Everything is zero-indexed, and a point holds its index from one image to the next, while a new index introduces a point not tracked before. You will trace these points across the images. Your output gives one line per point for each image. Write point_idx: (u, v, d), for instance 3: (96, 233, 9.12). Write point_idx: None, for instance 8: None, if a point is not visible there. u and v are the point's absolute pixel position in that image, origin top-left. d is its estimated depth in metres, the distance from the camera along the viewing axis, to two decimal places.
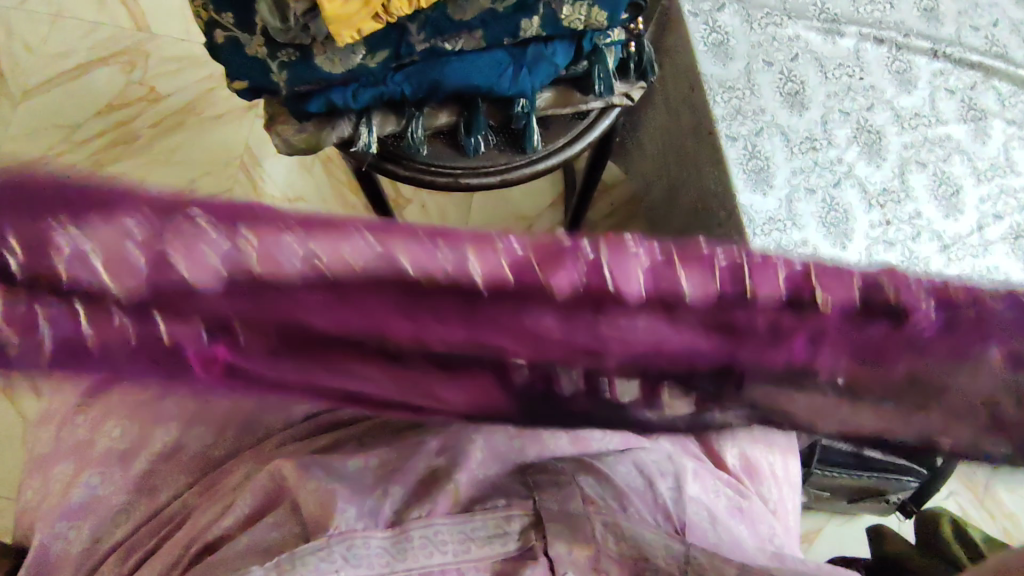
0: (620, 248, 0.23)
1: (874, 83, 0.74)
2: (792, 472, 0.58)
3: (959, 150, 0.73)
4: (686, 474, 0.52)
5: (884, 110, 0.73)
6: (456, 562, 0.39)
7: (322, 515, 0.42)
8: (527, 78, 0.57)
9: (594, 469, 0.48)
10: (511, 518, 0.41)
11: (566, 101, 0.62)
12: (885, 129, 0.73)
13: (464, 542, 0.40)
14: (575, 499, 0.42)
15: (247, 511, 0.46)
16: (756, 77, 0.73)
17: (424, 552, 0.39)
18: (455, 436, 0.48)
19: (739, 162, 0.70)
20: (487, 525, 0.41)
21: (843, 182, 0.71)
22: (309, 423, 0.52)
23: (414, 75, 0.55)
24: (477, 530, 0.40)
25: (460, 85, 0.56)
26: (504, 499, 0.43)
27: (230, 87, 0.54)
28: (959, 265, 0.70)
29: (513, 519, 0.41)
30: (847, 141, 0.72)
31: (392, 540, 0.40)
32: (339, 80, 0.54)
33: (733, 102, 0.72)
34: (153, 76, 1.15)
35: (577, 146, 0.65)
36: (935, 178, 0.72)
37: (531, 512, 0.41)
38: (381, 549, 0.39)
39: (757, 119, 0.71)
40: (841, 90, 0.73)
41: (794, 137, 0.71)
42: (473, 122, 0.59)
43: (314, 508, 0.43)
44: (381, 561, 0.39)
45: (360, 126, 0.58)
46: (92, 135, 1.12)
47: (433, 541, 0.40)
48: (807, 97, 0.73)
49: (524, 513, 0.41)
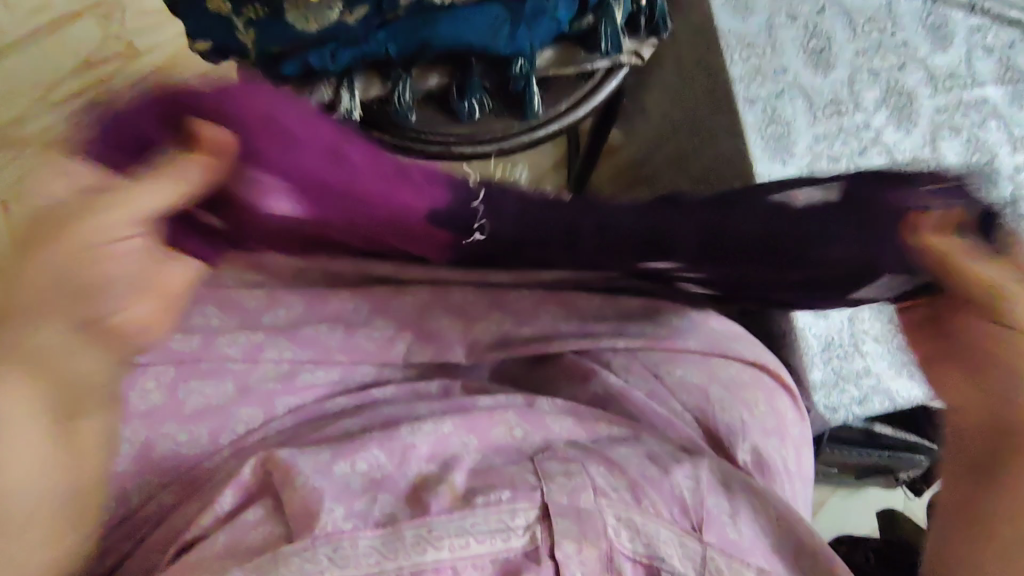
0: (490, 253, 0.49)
1: (907, 39, 0.67)
2: (804, 465, 0.55)
3: (995, 114, 0.67)
4: (703, 462, 0.48)
5: (916, 69, 0.67)
6: (452, 561, 0.39)
7: (307, 517, 0.38)
8: (524, 35, 0.52)
9: (597, 455, 0.46)
10: (516, 513, 0.41)
11: (569, 60, 0.57)
12: (916, 91, 0.67)
13: (463, 537, 0.39)
14: (585, 492, 0.43)
15: (230, 507, 0.41)
16: (777, 33, 0.66)
17: (418, 551, 0.38)
18: (446, 435, 0.45)
19: (756, 127, 0.64)
20: (489, 518, 0.40)
21: (868, 150, 0.65)
22: (292, 414, 0.47)
23: (399, 33, 0.50)
24: (477, 524, 0.40)
25: (451, 43, 0.50)
26: (509, 490, 0.42)
27: (194, 48, 0.50)
28: None
29: (518, 514, 0.41)
30: (875, 104, 0.66)
31: (384, 539, 0.39)
32: (314, 39, 0.49)
33: (752, 61, 0.66)
34: (132, 31, 1.08)
35: (580, 111, 0.59)
36: (969, 145, 0.66)
37: (538, 506, 0.42)
38: (371, 550, 0.38)
39: (778, 79, 0.65)
40: (870, 47, 0.67)
41: (816, 99, 0.66)
42: (467, 85, 0.54)
43: (300, 510, 0.39)
44: (372, 562, 0.38)
45: (340, 91, 0.52)
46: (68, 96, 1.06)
47: (427, 538, 0.39)
48: (833, 55, 0.67)
49: (531, 507, 0.41)
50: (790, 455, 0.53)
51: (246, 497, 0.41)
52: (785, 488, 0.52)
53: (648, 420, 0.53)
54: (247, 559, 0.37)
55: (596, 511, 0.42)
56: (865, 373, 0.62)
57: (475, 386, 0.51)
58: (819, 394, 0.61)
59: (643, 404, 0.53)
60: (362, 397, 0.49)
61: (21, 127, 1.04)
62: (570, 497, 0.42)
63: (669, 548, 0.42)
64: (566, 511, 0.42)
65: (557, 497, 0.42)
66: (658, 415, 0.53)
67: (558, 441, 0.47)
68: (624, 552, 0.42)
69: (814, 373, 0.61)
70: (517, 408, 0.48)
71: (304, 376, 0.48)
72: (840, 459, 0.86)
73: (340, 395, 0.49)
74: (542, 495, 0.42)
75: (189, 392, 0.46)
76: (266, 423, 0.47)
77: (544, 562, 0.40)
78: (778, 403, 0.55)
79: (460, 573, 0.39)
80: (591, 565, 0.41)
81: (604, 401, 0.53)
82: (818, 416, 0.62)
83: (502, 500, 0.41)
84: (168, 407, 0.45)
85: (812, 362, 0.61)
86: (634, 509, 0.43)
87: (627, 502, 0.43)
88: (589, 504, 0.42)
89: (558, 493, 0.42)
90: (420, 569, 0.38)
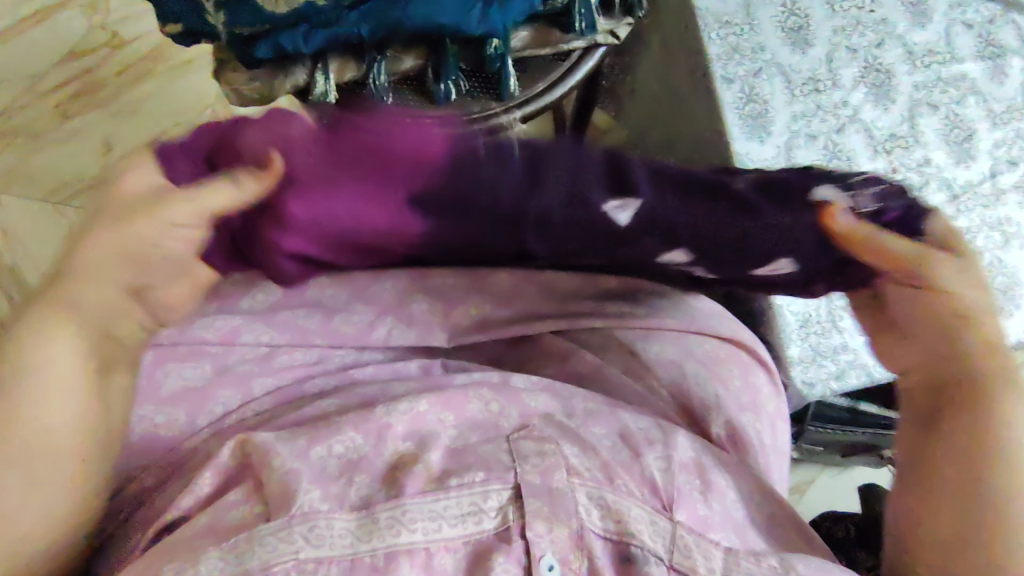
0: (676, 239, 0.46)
1: (886, 16, 0.68)
2: (778, 438, 0.55)
3: (974, 90, 0.67)
4: (676, 438, 0.49)
5: (895, 46, 0.67)
6: (425, 541, 0.39)
7: (283, 496, 0.39)
8: (497, 16, 0.52)
9: (571, 434, 0.47)
10: (488, 494, 0.42)
11: (544, 41, 0.58)
12: (895, 69, 0.67)
13: (435, 520, 0.40)
14: (557, 472, 0.43)
15: (208, 489, 0.41)
16: (756, 10, 0.66)
17: (392, 532, 0.39)
18: (421, 414, 0.45)
19: (734, 106, 0.65)
20: (462, 502, 0.41)
21: (847, 128, 0.65)
22: (271, 394, 0.48)
23: (370, 14, 0.50)
24: (450, 507, 0.40)
25: (422, 23, 0.51)
26: (484, 471, 0.43)
27: (167, 32, 0.50)
28: (968, 217, 0.66)
29: (490, 496, 0.42)
30: (854, 82, 0.66)
31: (359, 522, 0.39)
32: (286, 21, 0.50)
33: (731, 39, 0.66)
34: (118, 19, 1.08)
35: (557, 92, 0.58)
36: (946, 122, 0.66)
37: (511, 487, 0.42)
38: (345, 531, 0.39)
39: (756, 58, 0.66)
40: (849, 24, 0.67)
41: (795, 78, 0.66)
42: (442, 66, 0.54)
43: (277, 489, 0.39)
44: (345, 542, 0.38)
45: (316, 73, 0.53)
46: (56, 85, 1.06)
47: (400, 519, 0.39)
48: (812, 33, 0.67)
49: (503, 487, 0.42)
50: (764, 427, 0.54)
51: (225, 481, 0.42)
52: (761, 461, 0.53)
53: (625, 395, 0.53)
54: (224, 538, 0.37)
55: (567, 491, 0.43)
56: (843, 349, 0.62)
57: (454, 365, 0.53)
58: (797, 369, 0.62)
59: (618, 380, 0.54)
60: (341, 376, 0.50)
61: (9, 117, 1.04)
62: (542, 477, 0.43)
63: (639, 524, 0.43)
64: (539, 491, 0.42)
65: (529, 477, 0.43)
66: (634, 391, 0.54)
67: (535, 420, 0.48)
68: (595, 530, 0.42)
69: (791, 349, 0.62)
70: (491, 384, 0.49)
71: (283, 359, 0.50)
72: (823, 436, 0.87)
73: (319, 375, 0.50)
74: (515, 476, 0.43)
75: (167, 375, 0.46)
76: (245, 403, 0.48)
77: (515, 540, 0.41)
78: (753, 378, 0.55)
79: (432, 553, 0.39)
80: (563, 545, 0.41)
81: (582, 378, 0.54)
82: (796, 392, 0.63)
83: (475, 481, 0.42)
84: (146, 390, 0.46)
85: (788, 339, 0.62)
86: (606, 487, 0.44)
87: (599, 481, 0.44)
88: (564, 486, 0.43)
89: (531, 472, 0.43)
90: (394, 549, 0.38)
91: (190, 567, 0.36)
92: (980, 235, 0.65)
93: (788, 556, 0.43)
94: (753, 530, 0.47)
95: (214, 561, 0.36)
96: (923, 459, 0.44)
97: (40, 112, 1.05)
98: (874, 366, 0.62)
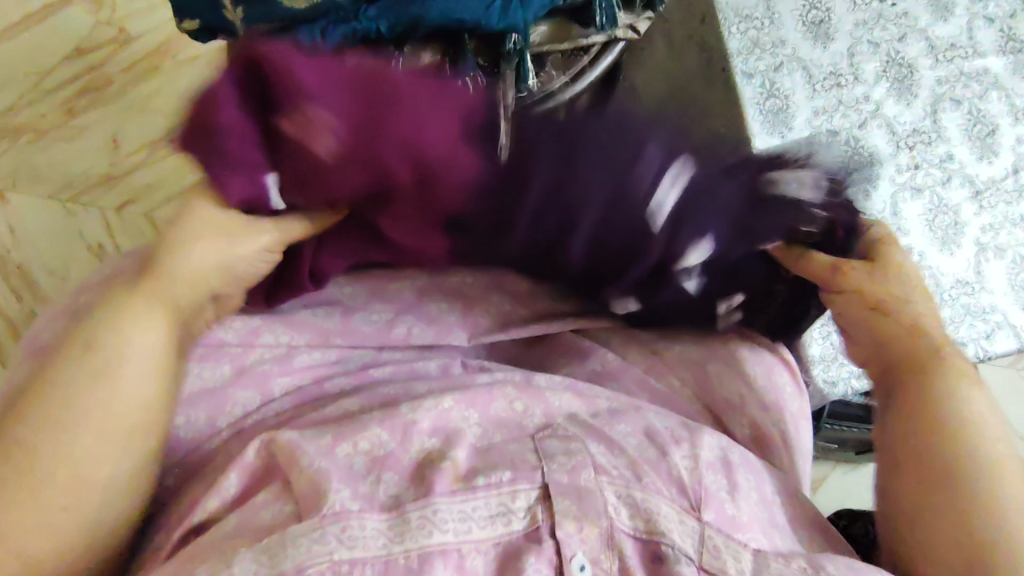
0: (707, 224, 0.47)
1: (908, 9, 0.66)
2: (803, 437, 0.54)
3: (998, 86, 0.66)
4: (704, 438, 0.48)
5: (917, 40, 0.66)
6: (457, 542, 0.39)
7: (314, 499, 0.38)
8: (518, 10, 0.51)
9: (596, 433, 0.46)
10: (516, 495, 0.41)
11: (563, 35, 0.57)
12: (917, 63, 0.66)
13: (465, 521, 0.39)
14: (585, 471, 0.43)
15: (233, 491, 0.40)
16: (776, 4, 0.65)
17: (423, 532, 0.38)
18: (446, 412, 0.45)
19: (753, 101, 0.64)
20: (490, 504, 0.40)
21: (869, 123, 0.64)
22: (290, 395, 0.48)
23: (390, 9, 0.49)
24: (478, 508, 0.40)
25: (443, 18, 0.50)
26: (510, 471, 0.42)
27: (180, 27, 0.49)
28: (991, 213, 0.65)
29: (518, 496, 0.41)
30: (876, 77, 0.65)
31: (390, 522, 0.39)
32: (304, 16, 0.48)
33: (750, 34, 0.65)
34: (123, 15, 1.07)
35: (576, 86, 0.59)
36: (970, 117, 0.65)
37: (539, 486, 0.42)
38: (377, 532, 0.38)
39: (777, 53, 0.65)
40: (870, 18, 0.66)
41: (816, 72, 0.65)
42: (461, 62, 0.52)
43: (307, 491, 0.38)
44: (378, 543, 0.38)
45: None
46: (61, 81, 1.04)
47: (431, 519, 0.39)
48: (833, 27, 0.66)
49: (532, 487, 0.42)
50: (791, 429, 0.53)
51: (251, 481, 0.41)
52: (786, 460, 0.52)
53: (648, 396, 0.52)
54: (254, 540, 0.37)
55: (596, 490, 0.42)
56: None
57: (475, 364, 0.51)
58: (818, 368, 0.61)
59: (641, 380, 0.53)
60: (360, 376, 0.49)
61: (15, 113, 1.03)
62: (570, 477, 0.42)
63: (669, 524, 0.42)
64: (567, 490, 0.42)
65: (557, 476, 0.42)
66: (658, 391, 0.52)
67: (556, 424, 0.46)
68: (624, 530, 0.42)
69: (813, 348, 0.61)
70: (516, 383, 0.48)
71: (303, 359, 0.49)
72: (838, 433, 0.87)
73: (338, 374, 0.49)
74: (543, 475, 0.42)
75: (187, 375, 0.46)
76: (265, 404, 0.47)
77: (545, 540, 0.40)
78: (778, 376, 0.54)
79: (464, 554, 0.39)
80: (593, 543, 0.41)
81: (603, 376, 0.53)
82: (817, 391, 0.62)
83: (502, 481, 0.41)
84: None
85: (810, 338, 0.61)
86: (634, 486, 0.43)
87: (627, 480, 0.44)
88: (594, 486, 0.42)
89: (558, 470, 0.42)
90: (425, 551, 0.38)
91: (222, 567, 0.35)
92: (1003, 232, 0.64)
93: (818, 558, 0.43)
94: (780, 531, 0.46)
95: (247, 563, 0.35)
96: (906, 460, 0.43)
97: (46, 109, 1.04)
98: None
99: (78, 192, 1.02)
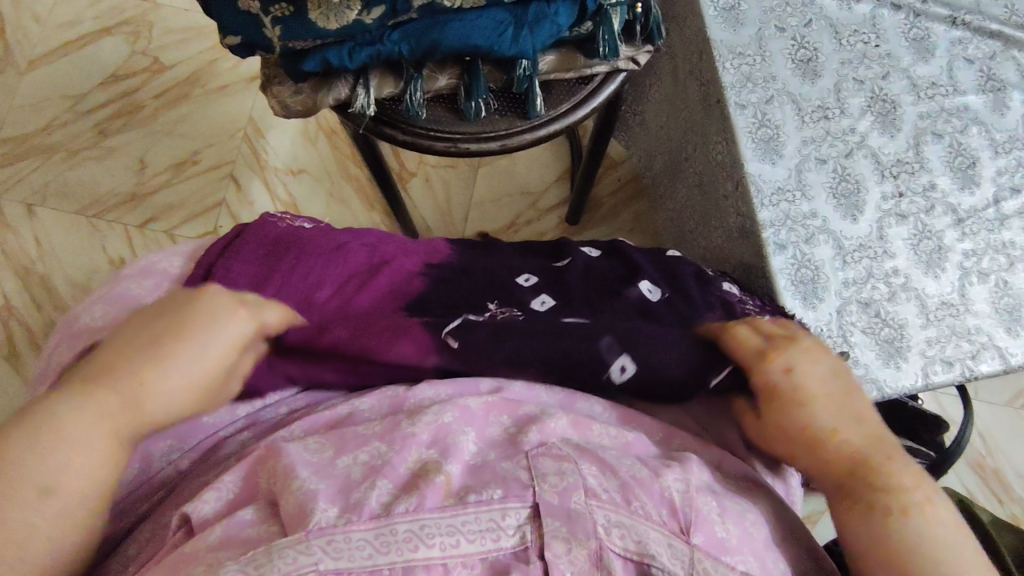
0: (689, 483, 0.46)
1: (890, 50, 0.71)
2: None
3: (977, 121, 0.70)
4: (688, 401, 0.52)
5: (900, 78, 0.71)
6: (443, 557, 0.39)
7: (299, 515, 0.39)
8: (528, 39, 0.55)
9: (590, 454, 0.46)
10: (507, 513, 0.41)
11: (569, 65, 0.61)
12: (900, 99, 0.70)
13: (453, 535, 0.40)
14: (575, 493, 0.42)
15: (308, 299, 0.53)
16: (767, 43, 0.70)
17: (409, 547, 0.39)
18: (446, 425, 0.46)
19: (747, 131, 0.68)
20: (480, 519, 0.41)
21: (855, 153, 0.68)
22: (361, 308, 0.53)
23: (412, 34, 0.53)
24: (468, 523, 0.40)
25: (459, 44, 0.54)
26: (501, 490, 0.42)
27: (223, 43, 0.53)
28: (974, 240, 0.68)
29: (508, 514, 0.41)
30: (861, 110, 0.70)
31: (377, 532, 0.39)
32: (334, 39, 0.53)
33: (743, 69, 0.69)
34: (158, 46, 1.15)
35: (581, 111, 0.63)
36: (951, 149, 0.70)
37: (529, 505, 0.42)
38: (364, 543, 0.39)
39: (767, 87, 0.69)
40: (855, 57, 0.71)
41: (804, 105, 0.69)
42: (473, 85, 0.58)
43: (293, 507, 0.39)
44: (364, 554, 0.38)
45: (356, 88, 0.57)
46: (98, 104, 1.12)
47: (419, 535, 0.39)
48: (820, 65, 0.70)
49: (522, 506, 0.42)
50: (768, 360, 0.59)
51: (227, 505, 0.42)
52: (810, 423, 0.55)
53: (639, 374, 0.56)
54: (241, 552, 0.38)
55: (585, 513, 0.42)
56: (852, 361, 0.65)
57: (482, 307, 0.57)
58: None
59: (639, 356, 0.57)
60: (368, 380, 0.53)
61: (49, 136, 1.10)
62: (560, 498, 0.42)
63: (658, 547, 0.41)
64: (557, 511, 0.42)
65: (547, 497, 0.42)
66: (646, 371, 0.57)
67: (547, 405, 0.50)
68: (615, 550, 0.41)
69: None
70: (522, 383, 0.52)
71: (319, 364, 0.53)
72: None
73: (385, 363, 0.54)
74: (534, 495, 0.42)
75: None
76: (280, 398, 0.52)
77: (533, 561, 0.40)
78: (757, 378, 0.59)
79: (449, 568, 0.39)
80: (581, 565, 0.40)
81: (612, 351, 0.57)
82: None
83: (493, 500, 0.42)
84: None
85: None
86: (622, 510, 0.42)
87: (616, 504, 0.43)
88: (596, 508, 0.42)
89: (534, 450, 0.45)
90: (411, 564, 0.38)
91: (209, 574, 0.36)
92: (986, 257, 0.68)
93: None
94: (773, 550, 0.45)
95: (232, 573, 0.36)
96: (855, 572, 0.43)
97: (81, 130, 1.11)
98: (882, 381, 0.64)
99: (103, 208, 1.06)
